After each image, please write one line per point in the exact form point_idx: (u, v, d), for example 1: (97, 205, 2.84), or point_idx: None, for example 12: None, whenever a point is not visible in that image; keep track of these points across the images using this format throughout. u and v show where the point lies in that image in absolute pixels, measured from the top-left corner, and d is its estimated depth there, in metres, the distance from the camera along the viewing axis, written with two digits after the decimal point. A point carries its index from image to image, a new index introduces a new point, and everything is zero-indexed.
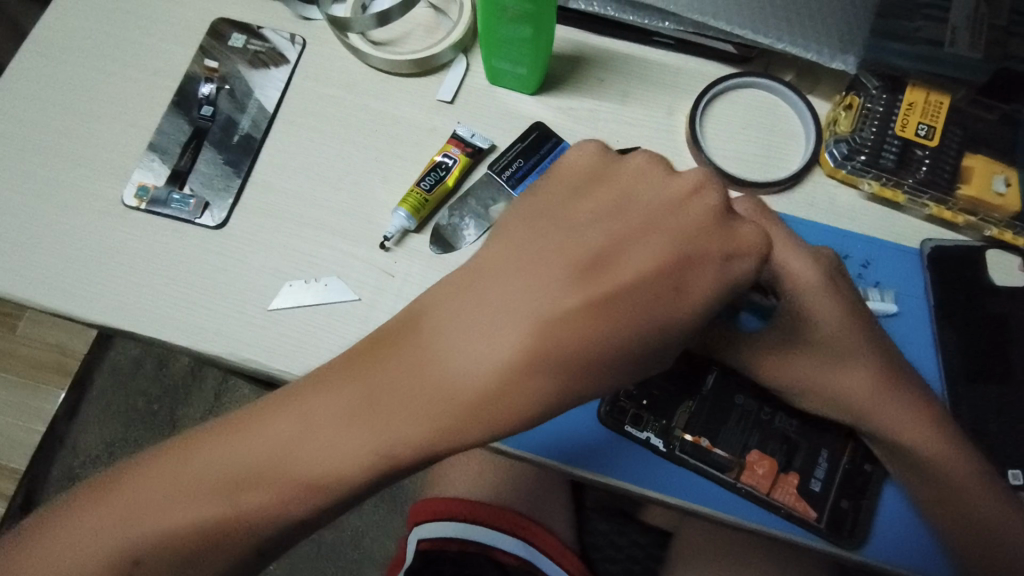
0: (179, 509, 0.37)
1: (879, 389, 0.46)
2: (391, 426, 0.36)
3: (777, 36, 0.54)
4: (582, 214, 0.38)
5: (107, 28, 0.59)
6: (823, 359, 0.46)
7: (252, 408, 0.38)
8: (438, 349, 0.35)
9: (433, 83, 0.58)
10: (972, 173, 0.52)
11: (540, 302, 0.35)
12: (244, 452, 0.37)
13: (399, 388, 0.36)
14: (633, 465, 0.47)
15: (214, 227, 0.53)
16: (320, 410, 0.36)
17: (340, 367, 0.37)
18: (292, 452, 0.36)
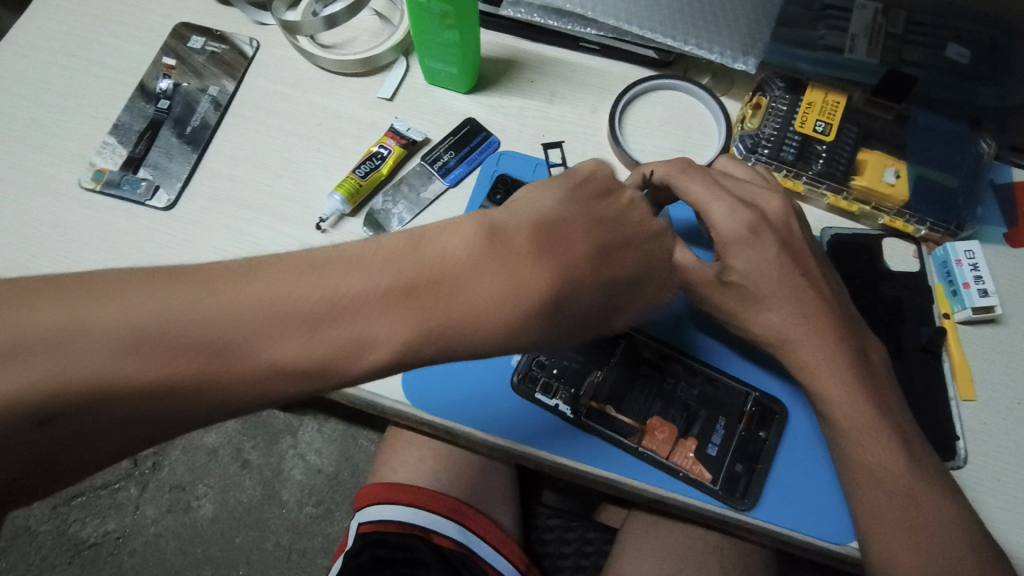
0: (139, 365, 0.33)
1: (792, 331, 0.49)
2: (403, 320, 0.37)
3: (683, 40, 0.58)
4: (604, 208, 0.45)
5: (78, 31, 0.64)
6: (744, 299, 0.49)
7: (241, 274, 0.36)
8: (475, 254, 0.39)
9: (375, 82, 0.63)
10: (865, 166, 0.56)
11: (555, 249, 0.41)
12: (239, 315, 0.35)
13: (444, 291, 0.37)
14: (542, 430, 0.50)
15: (164, 209, 0.57)
16: (342, 292, 0.36)
17: (372, 253, 0.38)
18: (284, 329, 0.35)
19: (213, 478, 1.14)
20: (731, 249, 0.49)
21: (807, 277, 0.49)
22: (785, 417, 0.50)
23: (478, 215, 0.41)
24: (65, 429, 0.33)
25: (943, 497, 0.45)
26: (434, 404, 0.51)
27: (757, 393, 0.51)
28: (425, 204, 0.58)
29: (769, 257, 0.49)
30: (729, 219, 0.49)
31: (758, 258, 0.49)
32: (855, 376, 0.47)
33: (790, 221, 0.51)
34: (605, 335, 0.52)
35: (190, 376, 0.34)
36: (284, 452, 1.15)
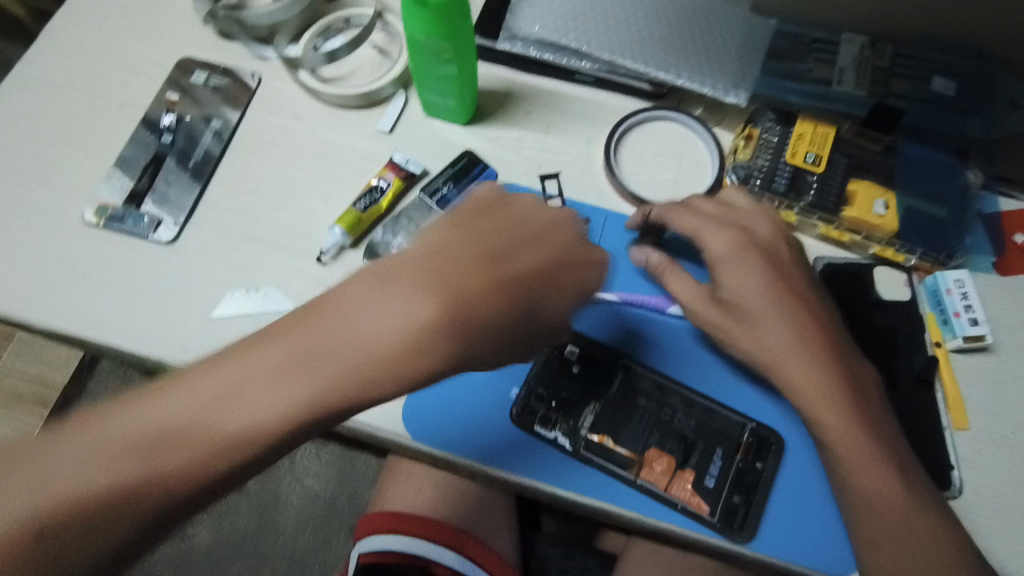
0: (107, 468, 0.33)
1: (785, 343, 0.50)
2: (297, 384, 0.36)
3: (676, 74, 0.60)
4: (489, 227, 0.43)
5: (83, 66, 0.65)
6: (733, 317, 0.52)
7: (176, 363, 0.37)
8: (360, 300, 0.38)
9: (374, 115, 0.64)
10: (856, 197, 0.57)
11: (437, 275, 0.39)
12: (175, 403, 0.35)
13: (327, 345, 0.37)
14: (542, 461, 0.51)
15: (166, 243, 0.58)
16: (266, 363, 0.36)
17: (269, 329, 0.38)
18: (212, 410, 0.35)
19: (210, 505, 1.13)
20: (723, 267, 0.53)
21: (794, 292, 0.52)
22: (782, 448, 0.51)
23: (366, 266, 0.41)
24: (58, 546, 0.32)
25: (938, 528, 0.46)
26: (434, 439, 0.52)
27: (754, 423, 0.51)
28: (423, 235, 0.59)
29: (761, 277, 0.52)
30: (717, 241, 0.53)
31: (749, 278, 0.52)
32: (844, 389, 0.48)
33: (778, 242, 0.54)
34: (602, 366, 0.53)
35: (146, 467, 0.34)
36: (282, 478, 1.15)
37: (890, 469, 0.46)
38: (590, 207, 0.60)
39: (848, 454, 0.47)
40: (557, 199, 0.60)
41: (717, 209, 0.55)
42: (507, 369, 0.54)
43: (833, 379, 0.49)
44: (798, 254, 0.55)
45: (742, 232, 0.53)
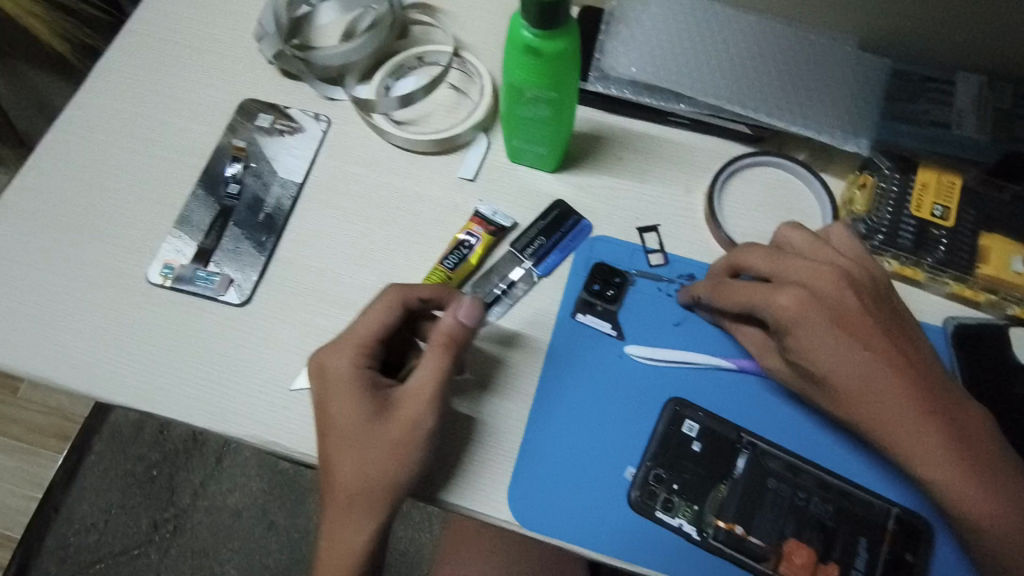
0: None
1: (874, 398, 0.45)
2: (371, 502, 0.45)
3: (789, 119, 0.56)
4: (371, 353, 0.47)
5: (138, 109, 0.61)
6: (823, 386, 0.46)
7: (334, 499, 0.46)
8: (361, 436, 0.45)
9: (454, 162, 0.59)
10: (989, 253, 0.53)
11: (351, 409, 0.45)
12: (354, 518, 0.46)
13: (350, 467, 0.45)
14: (667, 553, 0.46)
15: (238, 304, 0.53)
16: (363, 517, 0.46)
17: (336, 457, 0.45)
18: (378, 520, 0.46)
19: (238, 542, 1.04)
20: (792, 332, 0.45)
21: (874, 340, 0.45)
22: (931, 537, 0.46)
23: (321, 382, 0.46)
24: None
25: None
26: (545, 524, 0.47)
27: (898, 508, 0.47)
28: (516, 296, 0.54)
29: (839, 341, 0.44)
30: (781, 307, 0.45)
31: (827, 343, 0.45)
32: (950, 441, 0.44)
33: (847, 293, 0.45)
34: (726, 444, 0.49)
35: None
36: (311, 512, 1.05)
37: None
38: (696, 264, 0.56)
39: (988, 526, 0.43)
40: (659, 255, 0.56)
41: (767, 268, 0.48)
42: (622, 447, 0.49)
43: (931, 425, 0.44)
44: (874, 295, 0.46)
45: (803, 291, 0.45)
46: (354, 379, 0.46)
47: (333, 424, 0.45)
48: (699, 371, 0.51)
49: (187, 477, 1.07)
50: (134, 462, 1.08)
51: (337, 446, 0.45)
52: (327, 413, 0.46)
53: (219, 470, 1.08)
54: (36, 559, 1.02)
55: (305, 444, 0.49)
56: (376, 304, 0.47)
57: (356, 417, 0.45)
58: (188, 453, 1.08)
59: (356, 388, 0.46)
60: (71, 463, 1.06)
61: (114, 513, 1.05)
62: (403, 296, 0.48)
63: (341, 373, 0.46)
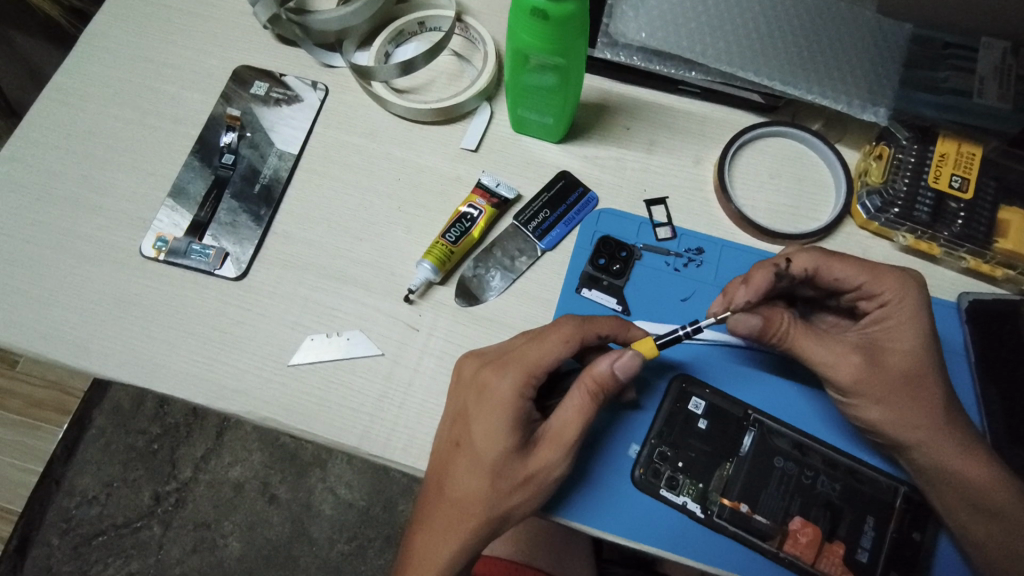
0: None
1: (925, 363, 0.45)
2: (475, 523, 0.43)
3: (806, 88, 0.53)
4: (520, 380, 0.44)
5: (128, 76, 0.59)
6: (909, 376, 0.44)
7: (444, 511, 0.44)
8: (495, 464, 0.43)
9: (458, 131, 0.57)
10: (1008, 227, 0.51)
11: (491, 435, 0.43)
12: (456, 536, 0.44)
13: (471, 489, 0.43)
14: (670, 533, 0.45)
15: (235, 278, 0.52)
16: (461, 539, 0.44)
17: (466, 473, 0.43)
18: (474, 539, 0.44)
19: (240, 515, 1.04)
20: (895, 319, 0.46)
21: (926, 310, 0.46)
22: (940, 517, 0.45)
23: (477, 395, 0.44)
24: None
25: None
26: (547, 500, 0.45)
27: (907, 487, 0.46)
28: (520, 271, 0.52)
29: (927, 340, 0.45)
30: (894, 288, 0.46)
31: (917, 339, 0.45)
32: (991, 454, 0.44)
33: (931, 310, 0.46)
34: (733, 421, 0.48)
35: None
36: (313, 485, 1.05)
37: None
38: (704, 236, 0.54)
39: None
40: (666, 228, 0.54)
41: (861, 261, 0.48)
42: (629, 424, 0.48)
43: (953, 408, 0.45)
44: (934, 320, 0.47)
45: (914, 289, 0.46)
46: (499, 399, 0.43)
47: (472, 441, 0.43)
48: (708, 347, 0.50)
49: (189, 451, 1.07)
50: (135, 436, 1.08)
51: (469, 462, 0.43)
52: (468, 428, 0.44)
53: (220, 444, 1.08)
54: (39, 530, 1.03)
55: (303, 419, 0.48)
56: (549, 334, 0.44)
57: (500, 445, 0.43)
58: (189, 426, 1.09)
59: (511, 415, 0.43)
60: (72, 436, 1.06)
61: (117, 487, 1.05)
62: (575, 330, 0.44)
63: (501, 394, 0.43)
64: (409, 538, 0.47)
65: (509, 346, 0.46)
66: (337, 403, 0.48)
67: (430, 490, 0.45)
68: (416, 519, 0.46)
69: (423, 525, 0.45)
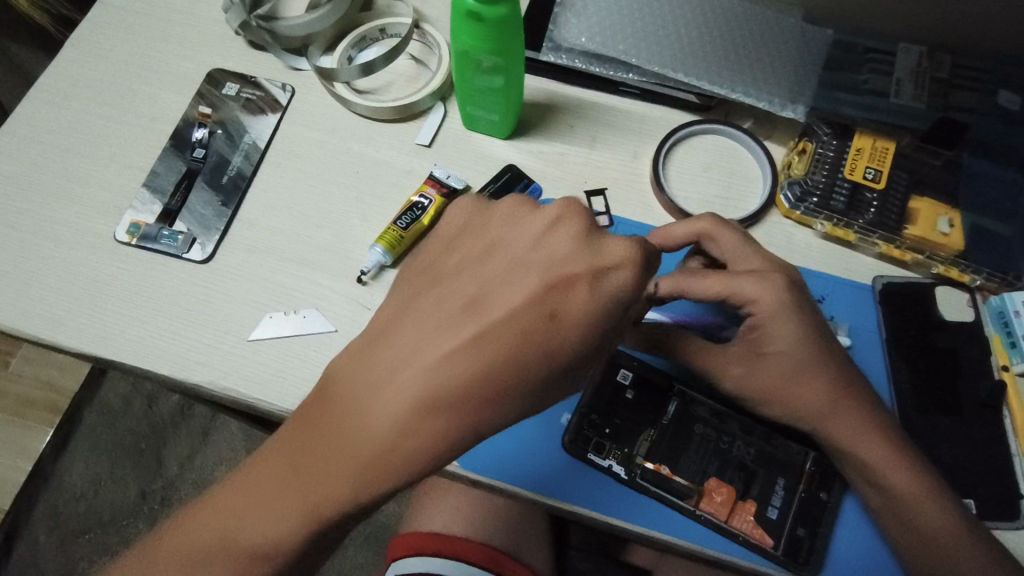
0: (179, 547, 0.37)
1: (801, 357, 0.48)
2: (408, 396, 0.32)
3: (730, 86, 0.58)
4: (531, 242, 0.34)
5: (110, 78, 0.63)
6: (785, 371, 0.48)
7: (370, 375, 0.33)
8: (469, 319, 0.33)
9: (412, 129, 0.62)
10: (918, 215, 0.55)
11: (489, 292, 0.34)
12: (373, 415, 0.32)
13: (427, 346, 0.33)
14: (598, 493, 0.49)
15: (201, 261, 0.56)
16: (387, 413, 0.32)
17: (427, 325, 0.33)
18: (391, 429, 0.32)
19: None
20: (772, 321, 0.48)
21: (799, 308, 0.48)
22: (846, 478, 0.49)
23: (486, 240, 0.35)
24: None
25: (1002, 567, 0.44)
26: (485, 464, 0.50)
27: (817, 451, 0.50)
28: None
29: (805, 332, 0.48)
30: (763, 297, 0.47)
31: (791, 335, 0.48)
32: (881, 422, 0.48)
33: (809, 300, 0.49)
34: (658, 391, 0.51)
35: (234, 539, 0.35)
36: None
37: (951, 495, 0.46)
38: (638, 224, 0.58)
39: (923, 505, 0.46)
40: (604, 217, 0.58)
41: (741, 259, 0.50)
42: None
43: (842, 384, 0.48)
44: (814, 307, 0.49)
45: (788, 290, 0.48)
46: (484, 319, 0.33)
47: (426, 361, 0.32)
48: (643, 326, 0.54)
49: (174, 449, 1.10)
50: (124, 435, 1.11)
51: (442, 314, 0.33)
52: (450, 269, 0.35)
53: (206, 443, 1.11)
54: (27, 525, 1.06)
55: (260, 389, 0.52)
56: (561, 220, 0.34)
57: (496, 296, 0.33)
58: (175, 425, 1.12)
59: (491, 338, 0.32)
60: (63, 435, 1.09)
61: (104, 484, 1.08)
62: (571, 234, 0.34)
63: (489, 309, 0.33)
64: (260, 456, 0.36)
65: (496, 254, 0.35)
66: (292, 375, 0.52)
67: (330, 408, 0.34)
68: (281, 439, 0.35)
69: (300, 452, 0.34)
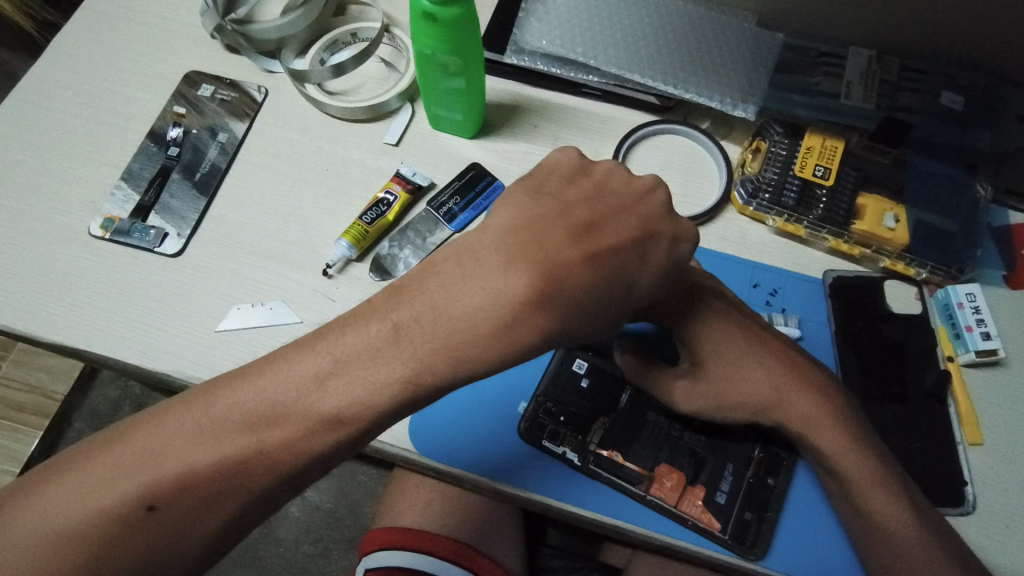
0: (204, 448, 0.37)
1: (733, 357, 0.50)
2: (467, 308, 0.37)
3: (684, 87, 0.60)
4: (573, 196, 0.44)
5: (89, 79, 0.65)
6: (722, 373, 0.49)
7: (432, 291, 0.38)
8: (523, 250, 0.39)
9: (381, 128, 0.64)
10: (865, 211, 0.57)
11: (535, 233, 0.40)
12: (435, 326, 0.38)
13: (486, 269, 0.38)
14: (551, 480, 0.50)
15: (172, 255, 0.57)
16: (455, 321, 0.37)
17: (482, 254, 0.39)
18: (445, 341, 0.37)
19: None
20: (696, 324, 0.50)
21: (722, 313, 0.50)
22: (792, 464, 0.51)
23: (532, 197, 0.43)
24: (170, 514, 0.36)
25: (943, 547, 0.45)
26: (441, 451, 0.51)
27: (765, 438, 0.51)
28: (430, 249, 0.58)
29: (735, 330, 0.50)
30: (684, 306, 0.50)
31: (717, 336, 0.50)
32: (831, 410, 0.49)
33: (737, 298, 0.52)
34: (612, 380, 0.53)
35: (272, 441, 0.37)
36: None
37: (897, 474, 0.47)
38: None
39: (869, 491, 0.46)
40: None
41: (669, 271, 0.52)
42: (521, 382, 0.53)
43: (786, 378, 0.49)
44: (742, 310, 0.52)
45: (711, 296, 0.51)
46: (611, 258, 0.40)
47: (488, 286, 0.38)
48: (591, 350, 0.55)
49: None
50: None
51: (500, 244, 0.39)
52: (502, 216, 0.41)
53: None
54: None
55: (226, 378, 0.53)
56: (596, 174, 0.46)
57: (551, 226, 0.40)
58: None
59: (580, 274, 0.39)
60: (50, 439, 1.09)
61: None
62: (668, 206, 0.44)
63: (546, 249, 0.39)
64: (309, 365, 0.38)
65: (544, 212, 0.41)
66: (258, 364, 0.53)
67: (396, 324, 0.38)
68: (336, 350, 0.38)
69: (357, 362, 0.38)
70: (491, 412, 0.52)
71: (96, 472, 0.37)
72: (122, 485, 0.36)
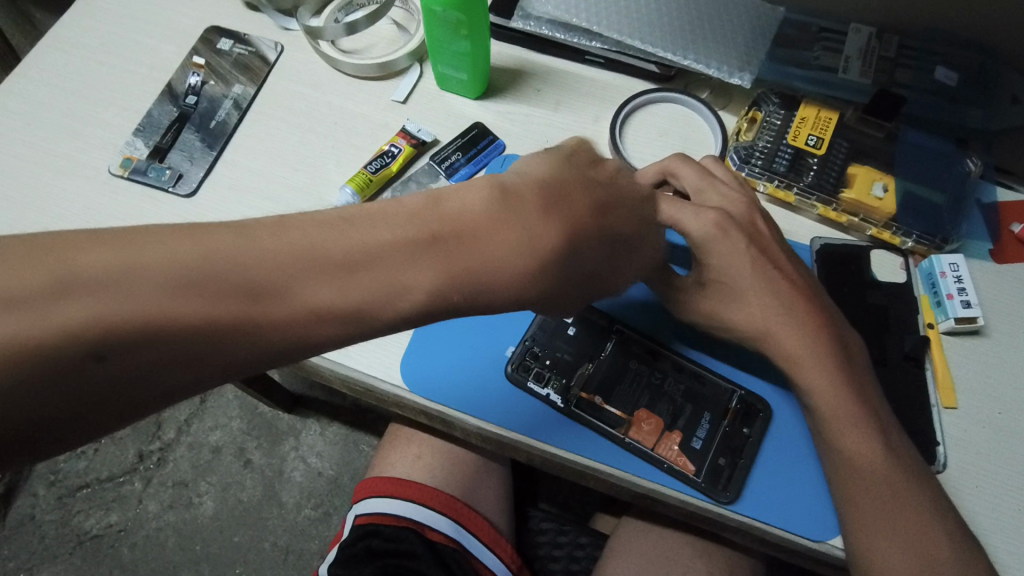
0: (189, 303, 0.34)
1: (744, 285, 0.51)
2: (495, 243, 0.39)
3: (683, 54, 0.61)
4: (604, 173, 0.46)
5: (115, 29, 0.68)
6: (726, 301, 0.51)
7: (472, 218, 0.39)
8: (550, 201, 0.41)
9: (390, 86, 0.66)
10: (855, 180, 0.58)
11: (565, 198, 0.42)
12: (463, 250, 0.38)
13: (521, 213, 0.40)
14: (534, 419, 0.52)
15: (186, 197, 0.60)
16: (491, 253, 0.39)
17: (523, 197, 0.40)
18: (473, 269, 0.38)
19: (215, 476, 1.13)
20: (706, 249, 0.51)
21: (744, 245, 0.51)
22: (768, 414, 0.52)
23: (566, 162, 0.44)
24: (125, 364, 0.33)
25: (910, 493, 0.46)
26: (430, 389, 0.53)
27: (742, 391, 0.53)
28: None
29: (752, 260, 0.51)
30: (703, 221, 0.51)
31: (729, 262, 0.51)
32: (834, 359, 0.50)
33: (755, 223, 0.53)
34: (597, 329, 0.55)
35: (270, 318, 0.35)
36: (286, 454, 1.14)
37: (873, 423, 0.48)
38: None
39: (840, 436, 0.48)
40: None
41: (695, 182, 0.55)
42: (511, 329, 0.55)
43: (792, 317, 0.50)
44: (754, 239, 0.52)
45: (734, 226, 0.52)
46: (614, 238, 0.45)
47: (521, 227, 0.40)
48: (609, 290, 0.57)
49: (173, 415, 1.16)
50: None
51: (541, 193, 0.41)
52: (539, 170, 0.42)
53: (203, 411, 1.16)
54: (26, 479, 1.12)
55: None
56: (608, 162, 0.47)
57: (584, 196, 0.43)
58: None
59: (593, 241, 0.43)
60: None
61: (104, 444, 1.14)
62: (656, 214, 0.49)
63: (575, 209, 0.42)
64: (334, 250, 0.36)
65: (571, 174, 0.43)
66: None
67: (431, 232, 0.38)
68: (363, 243, 0.37)
69: (381, 259, 0.37)
70: (481, 353, 0.54)
71: (38, 286, 0.31)
72: (69, 311, 0.31)
